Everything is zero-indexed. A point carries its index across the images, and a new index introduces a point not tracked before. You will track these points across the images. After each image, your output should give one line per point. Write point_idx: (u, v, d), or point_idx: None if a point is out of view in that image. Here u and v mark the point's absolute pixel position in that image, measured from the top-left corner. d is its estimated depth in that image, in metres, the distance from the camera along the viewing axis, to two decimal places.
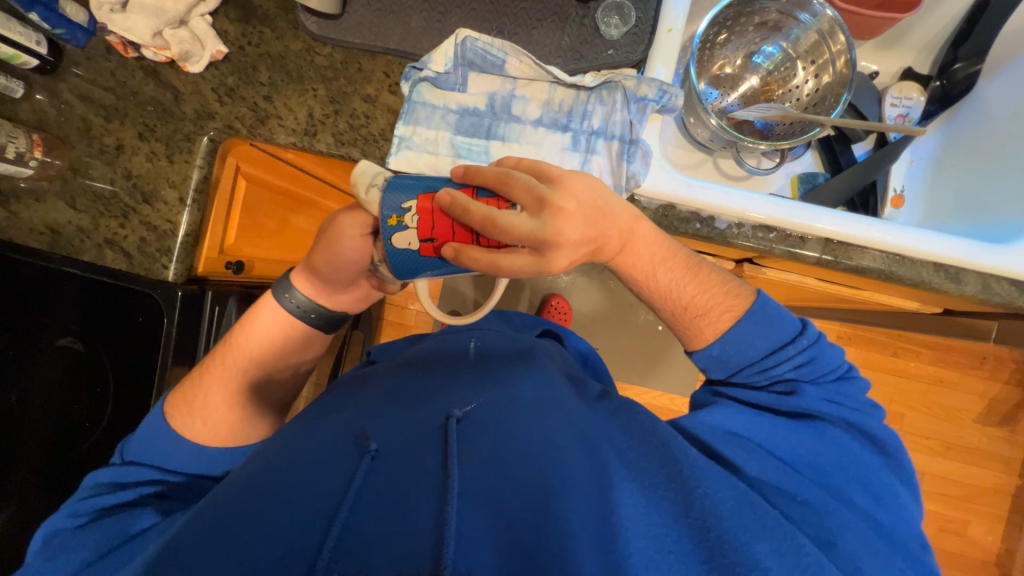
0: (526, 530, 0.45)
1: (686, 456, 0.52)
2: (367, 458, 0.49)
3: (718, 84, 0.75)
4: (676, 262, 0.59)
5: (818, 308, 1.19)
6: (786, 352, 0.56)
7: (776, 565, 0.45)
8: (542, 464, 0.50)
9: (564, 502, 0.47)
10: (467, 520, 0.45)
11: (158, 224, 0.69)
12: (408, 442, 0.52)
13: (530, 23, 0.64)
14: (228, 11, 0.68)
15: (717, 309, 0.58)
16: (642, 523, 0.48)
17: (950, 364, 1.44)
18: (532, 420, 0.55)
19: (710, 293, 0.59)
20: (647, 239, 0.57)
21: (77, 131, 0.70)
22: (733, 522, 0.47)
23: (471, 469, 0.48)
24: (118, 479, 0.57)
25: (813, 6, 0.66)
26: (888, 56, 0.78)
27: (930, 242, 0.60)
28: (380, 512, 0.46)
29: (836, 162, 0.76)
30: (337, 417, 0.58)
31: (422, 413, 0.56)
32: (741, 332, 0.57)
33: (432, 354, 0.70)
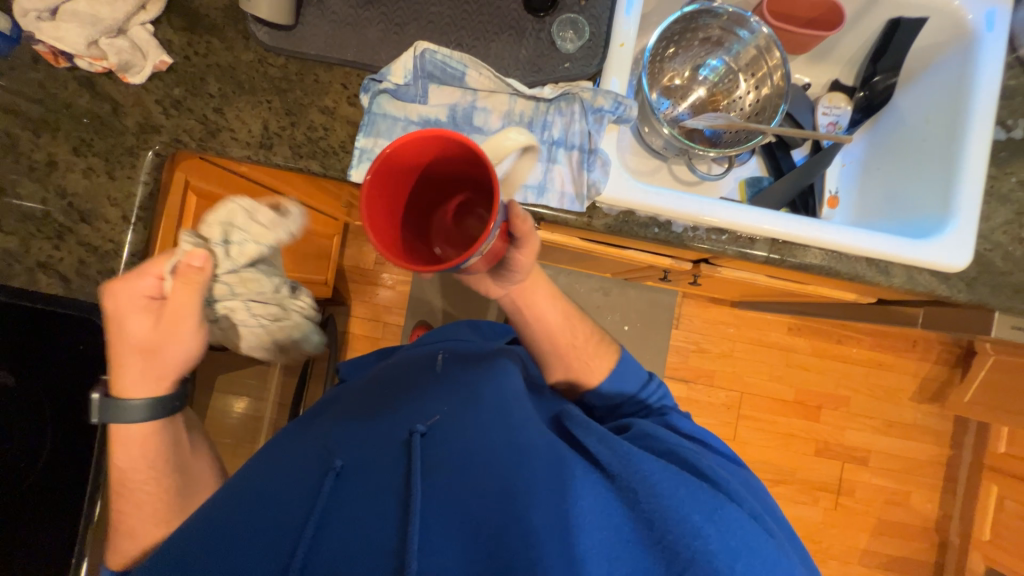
0: (493, 537, 0.47)
1: (623, 447, 0.55)
2: (332, 474, 0.54)
3: (670, 95, 0.79)
4: (569, 313, 0.72)
5: (771, 302, 1.26)
6: (651, 386, 0.72)
7: (713, 533, 0.47)
8: (506, 470, 0.52)
9: (528, 503, 0.49)
10: (432, 529, 0.48)
11: (99, 244, 0.65)
12: (373, 458, 0.55)
13: (488, 36, 0.65)
14: (172, 21, 0.65)
15: (598, 353, 0.72)
16: (601, 515, 0.49)
17: (888, 348, 1.57)
18: (494, 427, 0.58)
19: (592, 346, 0.72)
20: (546, 294, 0.70)
21: (2, 146, 0.64)
22: (672, 498, 0.49)
23: (435, 479, 0.52)
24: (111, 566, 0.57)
25: (750, 24, 0.71)
26: (817, 69, 0.84)
27: (861, 239, 0.65)
28: (348, 531, 0.49)
29: (778, 166, 0.82)
30: (306, 441, 0.62)
31: (386, 426, 0.60)
32: (617, 371, 0.72)
33: (399, 372, 0.72)
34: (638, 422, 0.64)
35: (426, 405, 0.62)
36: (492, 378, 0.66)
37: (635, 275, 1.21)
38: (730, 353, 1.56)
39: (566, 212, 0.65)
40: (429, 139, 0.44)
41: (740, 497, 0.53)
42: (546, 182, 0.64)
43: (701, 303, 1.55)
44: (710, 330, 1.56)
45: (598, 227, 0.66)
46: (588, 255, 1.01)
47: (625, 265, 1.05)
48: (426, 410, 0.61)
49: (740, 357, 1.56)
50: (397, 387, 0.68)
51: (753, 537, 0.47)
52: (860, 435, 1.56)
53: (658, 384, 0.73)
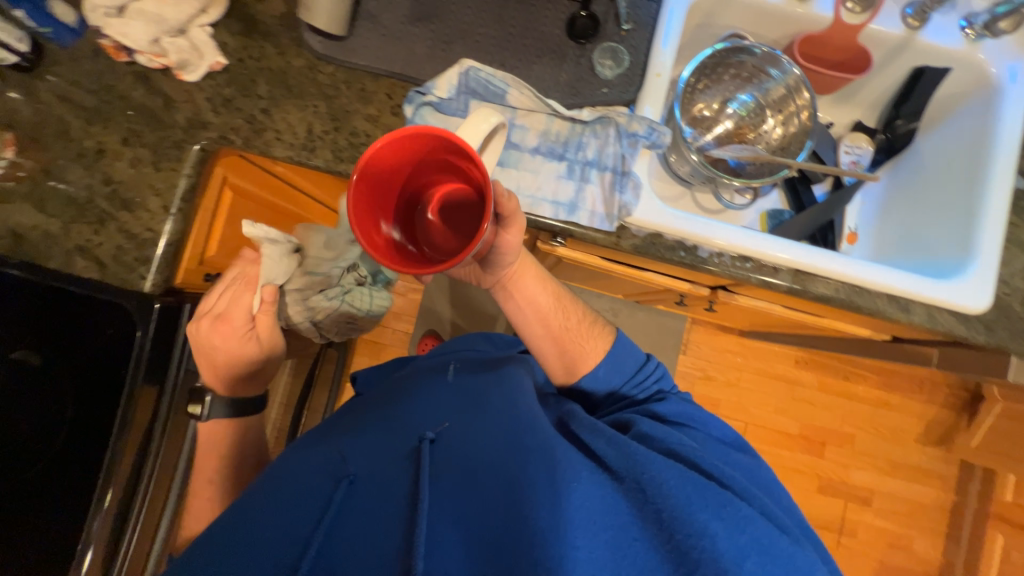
0: (497, 536, 0.46)
1: (628, 446, 0.53)
2: (344, 482, 0.56)
3: (697, 125, 0.80)
4: (558, 295, 0.71)
5: (780, 333, 1.27)
6: (648, 366, 0.70)
7: (722, 531, 0.43)
8: (512, 470, 0.52)
9: (532, 500, 0.47)
10: (438, 529, 0.49)
11: (138, 232, 0.66)
12: (382, 469, 0.56)
13: (530, 59, 0.68)
14: (230, 25, 0.68)
15: (592, 334, 0.70)
16: (603, 513, 0.46)
17: (894, 389, 1.57)
18: (505, 432, 0.57)
19: (580, 329, 0.70)
20: (535, 275, 0.69)
21: (54, 132, 0.67)
22: (677, 496, 0.46)
23: (444, 481, 0.53)
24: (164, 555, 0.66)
25: (783, 64, 0.74)
26: (842, 109, 0.87)
27: (877, 274, 0.67)
28: (356, 537, 0.50)
29: (799, 200, 0.84)
30: (327, 447, 0.63)
31: (399, 434, 0.61)
32: (611, 354, 0.69)
33: (409, 382, 0.74)
34: (638, 420, 0.61)
35: (438, 412, 0.64)
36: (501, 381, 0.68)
37: (648, 298, 1.21)
38: (736, 383, 1.55)
39: (595, 230, 0.67)
40: (400, 139, 0.45)
41: (750, 496, 0.50)
42: (577, 200, 0.66)
43: (709, 330, 1.56)
44: (718, 358, 1.56)
45: (625, 247, 0.68)
46: (605, 275, 1.02)
47: (640, 287, 1.06)
48: (437, 417, 0.62)
49: (746, 388, 1.55)
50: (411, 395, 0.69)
51: (769, 536, 0.44)
52: (864, 475, 1.55)
53: (656, 365, 0.72)
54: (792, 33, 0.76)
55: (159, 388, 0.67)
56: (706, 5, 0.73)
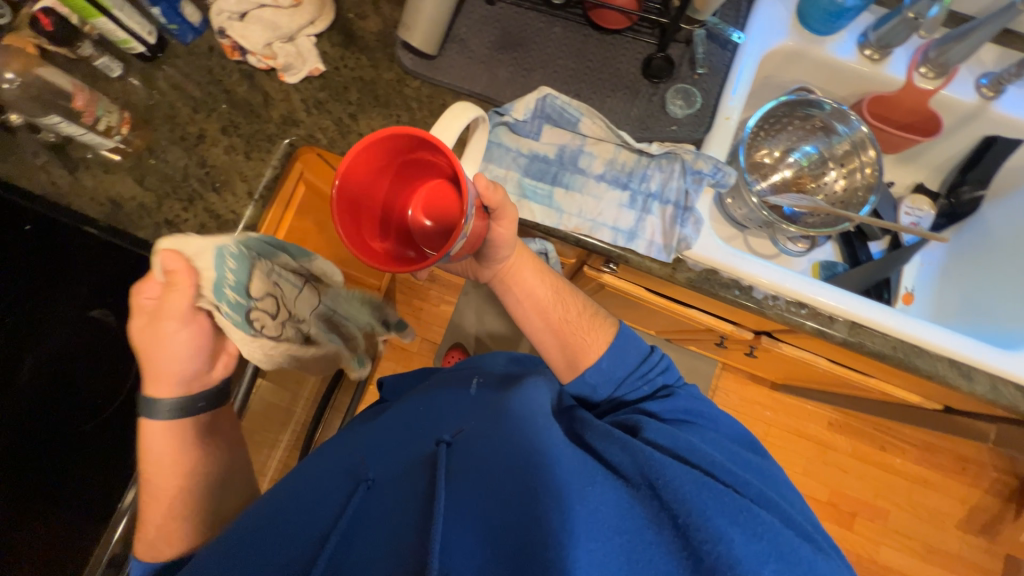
0: (513, 540, 0.45)
1: (643, 452, 0.53)
2: (363, 486, 0.57)
3: (756, 170, 0.82)
4: (559, 287, 0.73)
5: (818, 390, 1.23)
6: (653, 358, 0.70)
7: (739, 538, 0.44)
8: (526, 466, 0.51)
9: (544, 503, 0.47)
10: (454, 531, 0.48)
11: (222, 213, 0.71)
12: (400, 471, 0.58)
13: (604, 92, 0.72)
14: (332, 36, 0.74)
15: (595, 326, 0.71)
16: (617, 516, 0.46)
17: (936, 466, 1.48)
18: (516, 427, 0.57)
19: (580, 321, 0.71)
20: (538, 267, 0.72)
21: (163, 116, 0.73)
22: (693, 501, 0.47)
23: (458, 482, 0.53)
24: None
25: (851, 121, 0.75)
26: (905, 170, 0.87)
27: (919, 327, 0.66)
28: (373, 536, 0.50)
29: (854, 254, 0.84)
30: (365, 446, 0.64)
31: (415, 444, 0.62)
32: (615, 345, 0.69)
33: (431, 387, 0.74)
34: (645, 423, 0.61)
35: (454, 419, 0.64)
36: (522, 392, 0.64)
37: (685, 337, 1.20)
38: (764, 437, 1.50)
39: (651, 260, 0.69)
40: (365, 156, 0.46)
41: (766, 499, 0.51)
42: (637, 229, 0.68)
43: (740, 379, 1.52)
44: (747, 409, 1.51)
45: (680, 279, 0.69)
46: (645, 307, 1.02)
47: (679, 324, 1.06)
48: (455, 423, 0.63)
49: (774, 444, 1.49)
50: (430, 401, 0.70)
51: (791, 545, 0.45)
52: (898, 556, 1.45)
53: (661, 356, 0.72)
54: (861, 91, 0.78)
55: None
56: (777, 58, 0.76)
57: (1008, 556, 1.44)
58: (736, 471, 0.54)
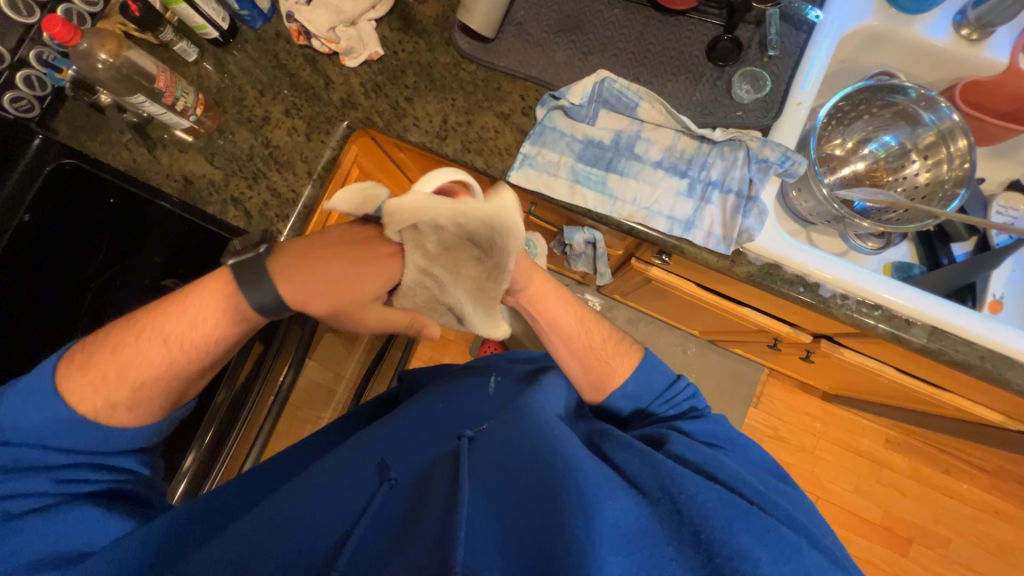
0: (535, 537, 0.45)
1: (665, 467, 0.51)
2: (387, 485, 0.57)
3: (825, 163, 0.78)
4: (581, 311, 0.72)
5: (878, 403, 1.15)
6: (680, 384, 0.69)
7: (765, 558, 0.43)
8: (548, 470, 0.51)
9: (569, 507, 0.45)
10: (475, 523, 0.48)
11: (282, 191, 0.74)
12: (425, 472, 0.58)
13: (666, 76, 0.69)
14: (391, 21, 0.75)
15: (620, 350, 0.70)
16: (635, 529, 0.45)
17: (1006, 495, 1.36)
18: (534, 432, 0.57)
19: (604, 347, 0.69)
20: (560, 294, 0.70)
21: (232, 99, 0.77)
22: (716, 517, 0.45)
23: (482, 479, 0.53)
24: (9, 463, 0.50)
25: (939, 108, 0.69)
26: (998, 165, 0.79)
27: (1008, 336, 0.60)
28: (393, 533, 0.51)
29: (934, 255, 0.77)
30: (407, 431, 0.66)
31: (440, 441, 0.63)
32: (642, 369, 0.68)
33: (455, 387, 0.75)
34: (672, 438, 0.59)
35: (477, 417, 0.66)
36: (540, 390, 0.68)
37: (731, 338, 1.15)
38: (812, 450, 1.41)
39: (709, 252, 0.66)
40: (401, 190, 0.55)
41: (793, 520, 0.49)
42: (694, 219, 0.65)
43: (787, 388, 1.44)
44: (793, 419, 1.43)
45: (739, 273, 0.65)
46: (691, 305, 0.98)
47: (728, 324, 1.01)
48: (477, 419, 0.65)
49: (823, 458, 1.41)
50: (451, 400, 0.71)
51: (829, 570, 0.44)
52: None
53: (688, 383, 0.70)
54: (952, 77, 0.71)
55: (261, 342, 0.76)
56: (858, 40, 0.70)
57: None
58: (762, 490, 0.51)
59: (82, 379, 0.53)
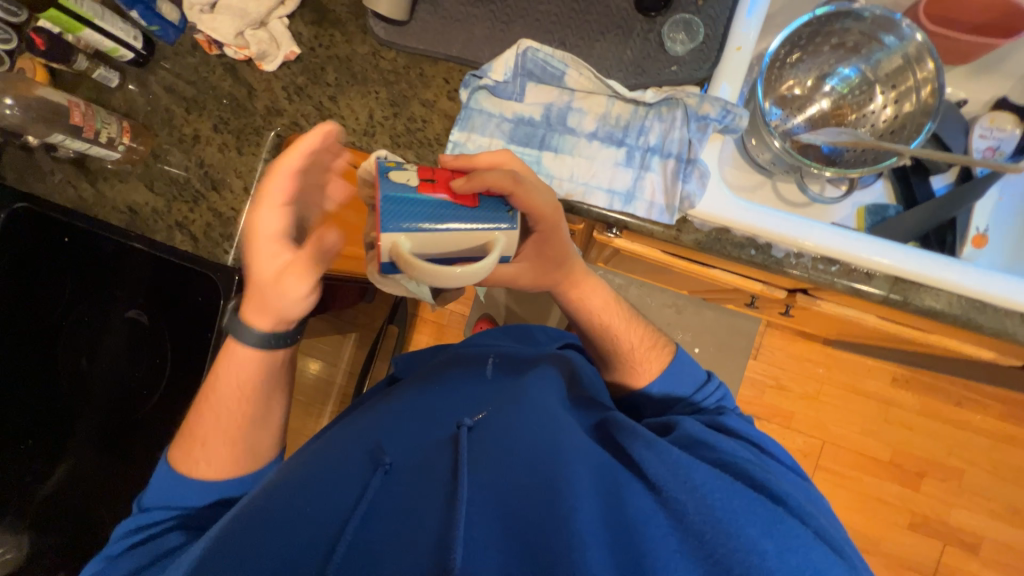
0: (537, 528, 0.41)
1: (672, 454, 0.48)
2: (381, 473, 0.49)
3: (786, 105, 0.71)
4: (612, 313, 0.66)
5: (877, 347, 1.11)
6: (709, 387, 0.64)
7: (773, 550, 0.40)
8: (552, 466, 0.46)
9: (573, 500, 0.43)
10: (476, 515, 0.42)
11: (223, 211, 0.74)
12: (424, 459, 0.50)
13: (593, 37, 0.64)
14: (304, 15, 0.71)
15: (649, 355, 0.65)
16: (649, 523, 0.42)
17: (1022, 422, 1.32)
18: (542, 423, 0.51)
19: (640, 345, 0.66)
20: (585, 305, 0.66)
21: (161, 121, 0.75)
22: (723, 509, 0.42)
23: (483, 474, 0.46)
24: (143, 523, 0.56)
25: (902, 29, 0.63)
26: (981, 83, 0.73)
27: (990, 282, 0.57)
28: (393, 525, 0.44)
29: (910, 194, 0.72)
30: (376, 416, 0.57)
31: (434, 425, 0.55)
32: (671, 371, 0.64)
33: (447, 358, 0.68)
34: (683, 420, 0.56)
35: (474, 401, 0.57)
36: (536, 375, 0.60)
37: (717, 296, 1.11)
38: (816, 396, 1.39)
39: (653, 223, 0.62)
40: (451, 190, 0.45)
41: (806, 513, 0.45)
42: (635, 190, 0.61)
43: (787, 336, 1.40)
44: (795, 367, 1.40)
45: (686, 242, 0.63)
46: (666, 270, 0.95)
47: (707, 285, 0.97)
48: (475, 404, 0.57)
49: (828, 403, 1.39)
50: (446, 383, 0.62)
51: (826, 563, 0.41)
52: (971, 518, 1.33)
53: (718, 384, 0.65)
54: None
55: None
56: None
57: None
58: (773, 480, 0.48)
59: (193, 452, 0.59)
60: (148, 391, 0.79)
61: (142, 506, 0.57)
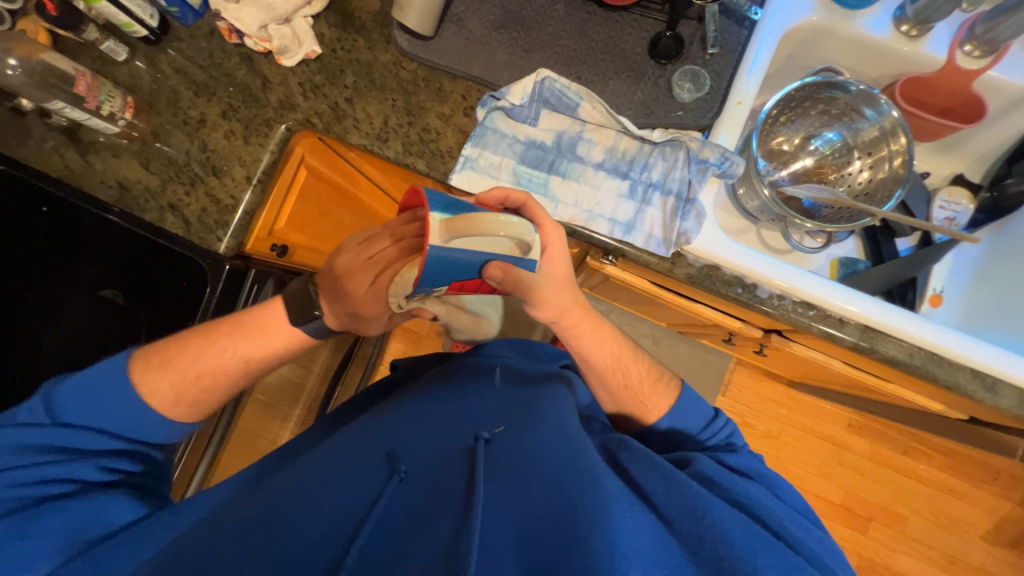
0: (550, 543, 0.41)
1: (685, 486, 0.48)
2: (395, 479, 0.48)
3: (773, 158, 0.78)
4: (620, 348, 0.67)
5: (837, 392, 1.17)
6: (717, 424, 0.65)
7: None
8: (564, 485, 0.46)
9: (587, 517, 0.42)
10: (490, 527, 0.42)
11: (222, 198, 0.72)
12: (436, 465, 0.50)
13: (607, 75, 0.68)
14: (329, 17, 0.73)
15: (657, 389, 0.67)
16: (660, 549, 0.42)
17: (962, 474, 1.41)
18: (553, 440, 0.51)
19: (645, 380, 0.67)
20: (595, 331, 0.66)
21: (166, 101, 0.73)
22: (741, 544, 0.42)
23: (498, 488, 0.46)
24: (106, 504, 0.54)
25: (879, 104, 0.70)
26: (942, 159, 0.82)
27: (959, 342, 0.62)
28: (402, 533, 0.43)
29: (878, 251, 0.78)
30: (377, 424, 0.57)
31: (446, 434, 0.54)
32: (666, 406, 0.66)
33: (449, 369, 0.68)
34: (699, 458, 0.57)
35: (484, 413, 0.57)
36: (546, 395, 0.60)
37: (695, 330, 1.16)
38: (777, 435, 1.45)
39: (649, 254, 0.65)
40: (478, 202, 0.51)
41: (814, 558, 0.46)
42: (635, 221, 0.64)
43: (755, 375, 1.46)
44: (760, 406, 1.46)
45: (679, 275, 0.66)
46: (651, 300, 0.98)
47: (687, 318, 1.02)
48: (488, 416, 0.56)
49: (788, 443, 1.44)
50: (452, 392, 0.61)
51: None
52: (913, 564, 1.40)
53: (726, 421, 0.67)
54: (894, 72, 0.74)
55: None
56: (802, 35, 0.71)
57: None
58: (788, 524, 0.49)
59: (156, 374, 0.59)
60: None
61: (60, 420, 0.55)
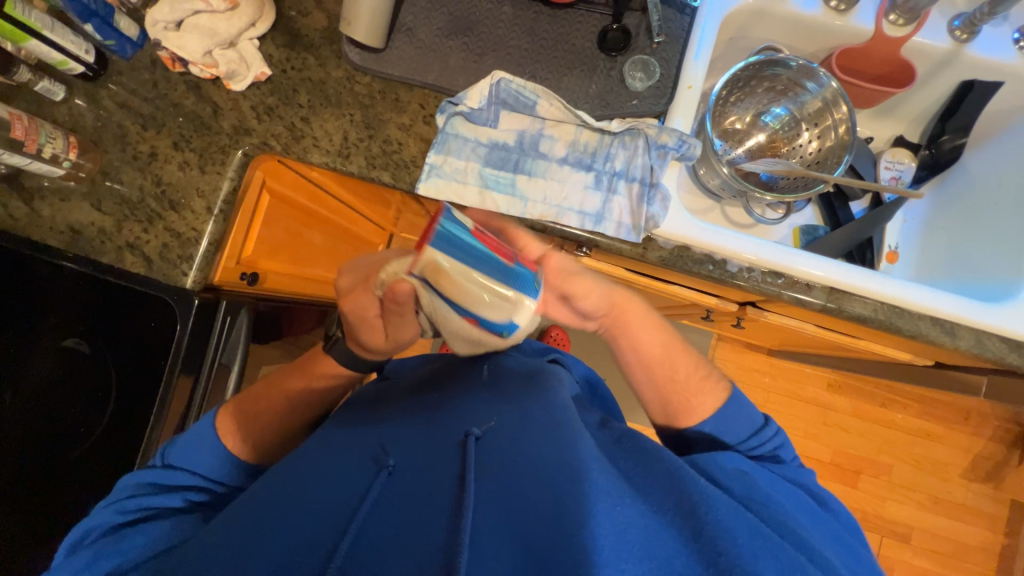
0: (544, 542, 0.41)
1: (679, 480, 0.49)
2: (384, 473, 0.48)
3: (728, 137, 0.82)
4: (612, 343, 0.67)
5: (813, 354, 1.22)
6: (764, 431, 0.62)
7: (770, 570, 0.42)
8: (559, 484, 0.45)
9: (581, 515, 0.42)
10: (484, 526, 0.43)
11: (182, 231, 0.70)
12: (426, 460, 0.49)
13: (561, 71, 0.69)
14: (275, 37, 0.72)
15: (704, 386, 0.65)
16: (649, 540, 0.43)
17: (937, 419, 1.48)
18: (545, 435, 0.51)
19: (693, 377, 0.66)
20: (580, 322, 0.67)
21: (112, 137, 0.71)
22: (736, 540, 0.43)
23: (490, 489, 0.46)
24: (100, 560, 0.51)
25: (819, 77, 0.73)
26: (883, 124, 0.87)
27: (914, 293, 0.66)
28: (394, 522, 0.44)
29: (835, 216, 0.82)
30: (366, 429, 0.56)
31: (440, 428, 0.53)
32: (655, 389, 0.67)
33: (439, 369, 0.66)
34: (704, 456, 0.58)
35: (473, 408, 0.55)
36: (539, 386, 0.60)
37: (675, 312, 1.19)
38: (764, 404, 1.49)
39: (621, 241, 0.67)
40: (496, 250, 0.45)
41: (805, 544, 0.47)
42: (603, 211, 0.66)
43: (736, 348, 1.50)
44: (745, 377, 1.50)
45: (652, 258, 0.68)
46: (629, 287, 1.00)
47: (666, 300, 1.04)
48: (478, 412, 0.55)
49: (775, 410, 1.49)
50: (443, 391, 0.60)
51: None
52: (902, 510, 1.46)
53: (777, 431, 0.63)
54: (829, 46, 0.78)
55: (193, 378, 0.73)
56: (740, 18, 0.74)
57: (1012, 501, 1.45)
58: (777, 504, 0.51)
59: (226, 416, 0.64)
60: (77, 430, 0.70)
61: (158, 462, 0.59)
